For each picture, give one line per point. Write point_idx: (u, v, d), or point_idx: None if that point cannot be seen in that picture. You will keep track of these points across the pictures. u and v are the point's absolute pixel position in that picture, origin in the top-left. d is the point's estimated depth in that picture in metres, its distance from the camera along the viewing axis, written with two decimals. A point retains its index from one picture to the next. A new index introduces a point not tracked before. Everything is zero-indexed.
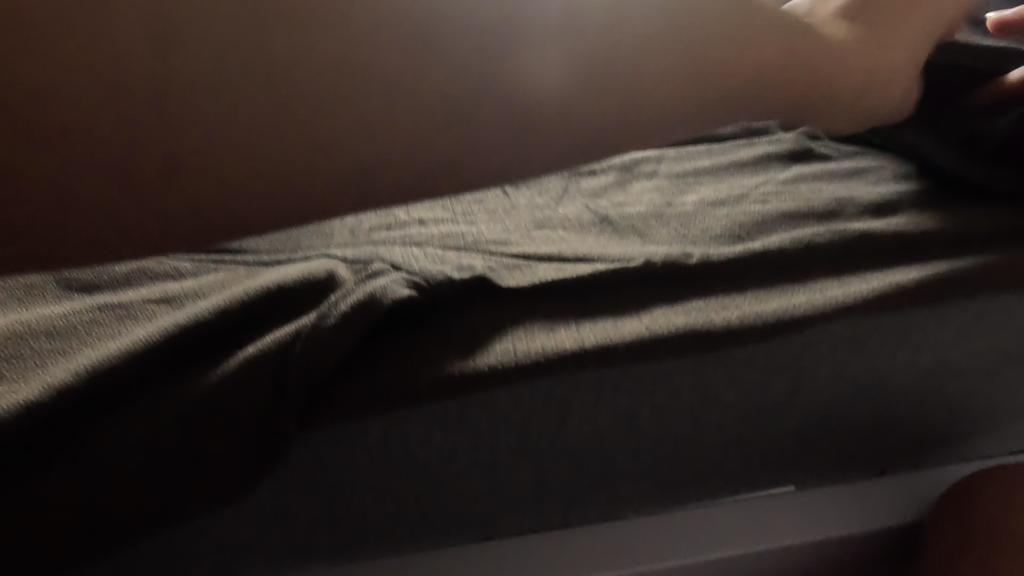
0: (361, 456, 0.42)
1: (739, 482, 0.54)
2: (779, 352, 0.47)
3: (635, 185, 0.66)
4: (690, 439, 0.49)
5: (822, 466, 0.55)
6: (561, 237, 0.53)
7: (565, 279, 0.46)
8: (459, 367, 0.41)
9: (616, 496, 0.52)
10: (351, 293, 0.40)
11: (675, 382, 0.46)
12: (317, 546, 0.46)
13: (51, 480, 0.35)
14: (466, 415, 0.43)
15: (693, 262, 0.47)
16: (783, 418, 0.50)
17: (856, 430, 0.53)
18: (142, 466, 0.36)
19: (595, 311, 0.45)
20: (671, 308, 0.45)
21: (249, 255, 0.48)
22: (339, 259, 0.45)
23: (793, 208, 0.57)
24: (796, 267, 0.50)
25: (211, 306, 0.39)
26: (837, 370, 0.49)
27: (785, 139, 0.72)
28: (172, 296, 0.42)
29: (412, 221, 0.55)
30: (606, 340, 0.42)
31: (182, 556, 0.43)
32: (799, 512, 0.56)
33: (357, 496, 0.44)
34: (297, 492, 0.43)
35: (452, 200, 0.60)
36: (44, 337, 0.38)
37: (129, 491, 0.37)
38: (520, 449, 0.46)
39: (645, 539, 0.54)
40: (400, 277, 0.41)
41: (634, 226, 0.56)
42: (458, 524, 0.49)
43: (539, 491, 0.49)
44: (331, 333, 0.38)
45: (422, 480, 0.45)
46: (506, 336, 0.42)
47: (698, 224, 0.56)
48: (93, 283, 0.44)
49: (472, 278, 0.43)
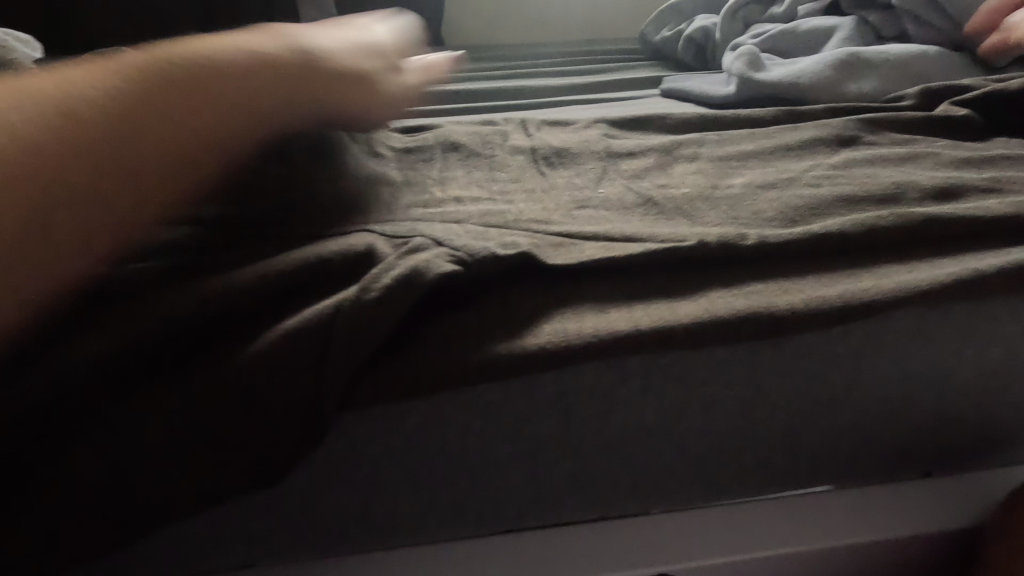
0: (401, 440, 0.40)
1: (789, 480, 0.51)
2: (843, 341, 0.44)
3: (677, 168, 0.63)
4: (742, 432, 0.46)
5: (878, 464, 0.52)
6: (605, 217, 0.51)
7: (615, 257, 0.43)
8: (506, 348, 0.38)
9: (660, 491, 0.49)
10: (393, 267, 0.38)
11: (730, 371, 0.43)
12: (343, 533, 0.44)
13: (85, 448, 0.34)
14: (510, 399, 0.41)
15: (750, 244, 0.45)
16: (840, 412, 0.47)
17: (917, 429, 0.50)
18: (180, 443, 0.35)
19: (647, 294, 0.42)
20: (729, 291, 0.43)
21: (284, 230, 0.46)
22: (378, 234, 0.43)
23: (847, 192, 0.54)
24: (857, 252, 0.47)
25: (248, 276, 0.38)
26: (902, 362, 0.46)
27: (831, 124, 0.69)
28: (206, 263, 0.41)
29: (449, 198, 0.52)
30: (661, 321, 0.40)
31: (211, 537, 0.41)
32: (849, 512, 0.53)
33: (393, 481, 0.42)
34: (330, 474, 0.41)
35: (487, 179, 0.58)
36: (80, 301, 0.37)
37: (165, 470, 0.35)
38: (562, 438, 0.43)
39: (685, 535, 0.51)
40: (443, 252, 0.39)
41: (680, 208, 0.53)
42: (491, 515, 0.47)
43: (577, 483, 0.46)
44: (373, 308, 0.36)
45: (459, 467, 0.43)
46: (554, 317, 0.40)
47: (747, 207, 0.53)
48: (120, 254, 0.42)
49: (518, 255, 0.41)
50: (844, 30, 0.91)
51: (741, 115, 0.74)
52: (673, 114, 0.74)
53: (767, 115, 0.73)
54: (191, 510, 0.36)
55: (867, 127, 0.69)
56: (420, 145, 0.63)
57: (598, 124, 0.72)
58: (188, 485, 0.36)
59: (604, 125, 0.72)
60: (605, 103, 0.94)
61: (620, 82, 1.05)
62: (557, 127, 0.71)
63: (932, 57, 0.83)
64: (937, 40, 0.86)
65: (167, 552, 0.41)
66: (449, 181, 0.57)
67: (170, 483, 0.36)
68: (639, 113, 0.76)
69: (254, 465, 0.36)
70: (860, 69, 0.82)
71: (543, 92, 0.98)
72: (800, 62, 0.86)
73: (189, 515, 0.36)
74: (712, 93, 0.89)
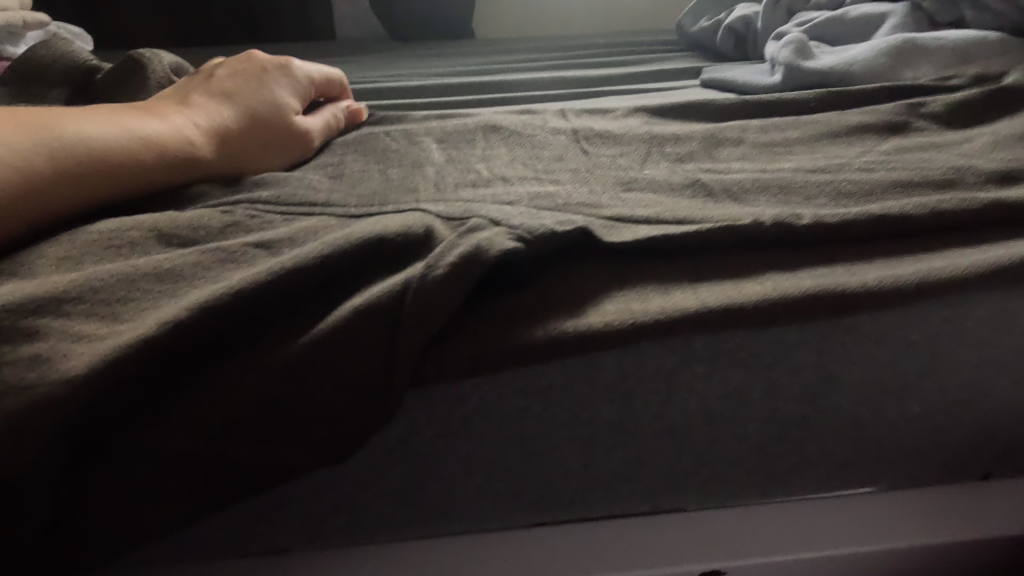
0: (461, 420, 0.40)
1: (851, 475, 0.48)
2: (915, 327, 0.42)
3: (723, 152, 0.61)
4: (806, 421, 0.44)
5: (943, 464, 0.49)
6: (654, 198, 0.49)
7: (672, 236, 0.42)
8: (571, 326, 0.38)
9: (716, 482, 0.47)
10: (456, 245, 0.38)
11: (793, 358, 0.42)
12: (400, 517, 0.44)
13: (159, 427, 0.33)
14: (571, 381, 0.40)
15: (807, 224, 0.43)
16: (908, 403, 0.45)
17: (989, 421, 0.47)
18: (251, 421, 0.34)
19: (707, 276, 0.41)
20: (792, 274, 0.41)
21: (337, 208, 0.45)
22: (434, 214, 0.42)
23: (906, 175, 0.52)
24: (922, 236, 0.45)
25: (314, 252, 0.37)
26: (977, 350, 0.44)
27: (881, 109, 0.66)
28: (269, 242, 0.39)
29: (496, 179, 0.52)
30: (728, 300, 0.39)
31: (270, 517, 0.41)
32: (911, 515, 0.50)
33: (451, 464, 0.42)
34: (390, 455, 0.40)
35: (530, 159, 0.57)
36: (151, 281, 0.36)
37: (238, 449, 0.35)
38: (621, 423, 0.42)
39: (736, 532, 0.49)
40: (503, 231, 0.39)
41: (731, 188, 0.51)
42: (544, 503, 0.45)
43: (633, 472, 0.45)
44: (440, 285, 0.36)
45: (516, 451, 0.42)
46: (616, 297, 0.39)
47: (802, 190, 0.51)
48: (188, 238, 0.41)
49: (576, 232, 0.40)
50: (895, 17, 0.86)
51: (786, 98, 0.71)
52: (715, 100, 0.72)
53: (812, 98, 0.71)
54: (259, 487, 0.36)
55: (922, 113, 0.65)
56: (461, 128, 0.62)
57: (637, 111, 0.71)
58: (259, 462, 0.35)
59: (645, 112, 0.71)
60: (643, 91, 0.93)
61: (658, 74, 1.03)
62: (596, 114, 0.70)
63: (992, 42, 0.78)
64: (996, 25, 0.81)
65: (229, 531, 0.41)
66: (493, 159, 0.56)
67: (241, 462, 0.35)
68: (681, 99, 0.74)
69: (323, 443, 0.35)
70: (911, 55, 0.79)
71: (579, 83, 0.97)
72: (849, 49, 0.83)
73: (257, 492, 0.36)
74: (756, 82, 0.86)
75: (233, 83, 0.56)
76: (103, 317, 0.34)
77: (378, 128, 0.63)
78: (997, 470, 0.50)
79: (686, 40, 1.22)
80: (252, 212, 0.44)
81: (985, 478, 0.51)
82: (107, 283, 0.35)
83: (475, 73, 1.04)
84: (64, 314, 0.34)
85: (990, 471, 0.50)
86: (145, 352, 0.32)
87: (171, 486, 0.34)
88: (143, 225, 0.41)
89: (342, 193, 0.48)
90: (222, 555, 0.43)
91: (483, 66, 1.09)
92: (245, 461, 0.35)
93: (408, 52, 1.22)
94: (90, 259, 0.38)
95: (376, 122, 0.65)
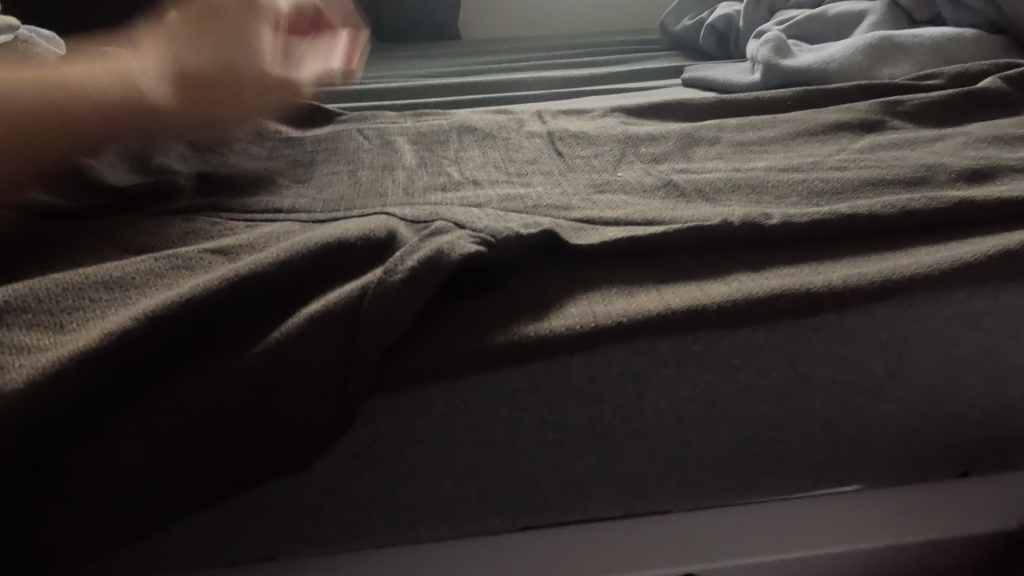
0: (426, 426, 0.39)
1: (826, 475, 0.48)
2: (884, 325, 0.42)
3: (698, 152, 0.60)
4: (778, 422, 0.44)
5: (918, 463, 0.48)
6: (624, 199, 0.48)
7: (638, 237, 0.42)
8: (534, 329, 0.37)
9: (690, 485, 0.46)
10: (417, 249, 0.37)
11: (763, 359, 0.41)
12: (367, 525, 0.43)
13: (109, 438, 0.33)
14: (537, 385, 0.39)
15: (774, 224, 0.43)
16: (880, 402, 0.44)
17: (962, 419, 0.47)
18: (204, 431, 0.33)
19: (674, 277, 0.41)
20: (760, 274, 0.41)
21: (302, 213, 0.45)
22: (398, 217, 0.41)
23: (878, 173, 0.52)
24: (891, 234, 0.45)
25: (271, 257, 0.36)
26: (947, 348, 0.43)
27: (855, 108, 0.66)
28: (228, 247, 0.39)
29: (466, 182, 0.51)
30: (693, 301, 0.38)
31: (234, 528, 0.40)
32: (892, 513, 0.49)
33: (418, 471, 0.41)
34: (355, 463, 0.40)
35: (502, 161, 0.56)
36: (103, 289, 0.35)
37: (192, 460, 0.34)
38: (590, 426, 0.41)
39: (715, 534, 0.48)
40: (466, 234, 0.38)
41: (702, 189, 0.51)
42: (516, 508, 0.45)
43: (606, 476, 0.44)
44: (398, 290, 0.35)
45: (484, 457, 0.41)
46: (582, 300, 0.39)
47: (773, 189, 0.50)
48: (146, 246, 0.40)
49: (541, 235, 0.40)
50: (873, 15, 0.86)
51: (763, 98, 0.71)
52: (692, 100, 0.72)
53: (789, 98, 0.70)
54: (216, 498, 0.35)
55: (896, 111, 0.65)
56: (435, 129, 0.62)
57: (614, 112, 0.70)
58: (214, 472, 0.34)
59: (622, 112, 0.70)
60: (623, 91, 0.92)
61: (639, 73, 1.03)
62: (573, 115, 0.70)
63: (967, 40, 0.78)
64: (972, 22, 0.81)
65: (191, 543, 0.40)
66: (465, 162, 0.56)
67: (196, 472, 0.34)
68: (658, 99, 0.74)
69: (281, 453, 0.35)
70: (888, 53, 0.79)
71: (560, 83, 0.97)
72: (827, 47, 0.83)
73: (214, 503, 0.35)
74: (735, 81, 0.86)
75: (198, 26, 0.55)
76: (50, 326, 0.33)
77: (350, 131, 0.62)
78: (974, 466, 0.50)
79: (669, 40, 1.22)
80: (215, 218, 0.44)
81: (962, 474, 0.50)
82: (57, 292, 0.34)
83: (455, 74, 1.04)
84: (8, 325, 0.33)
85: (967, 468, 0.50)
86: (93, 360, 0.31)
87: (123, 499, 0.34)
88: (100, 231, 0.40)
89: (309, 198, 0.47)
90: (185, 568, 0.42)
91: (465, 67, 1.09)
92: (200, 472, 0.34)
93: (390, 53, 1.21)
94: (42, 266, 0.37)
95: (349, 125, 0.65)
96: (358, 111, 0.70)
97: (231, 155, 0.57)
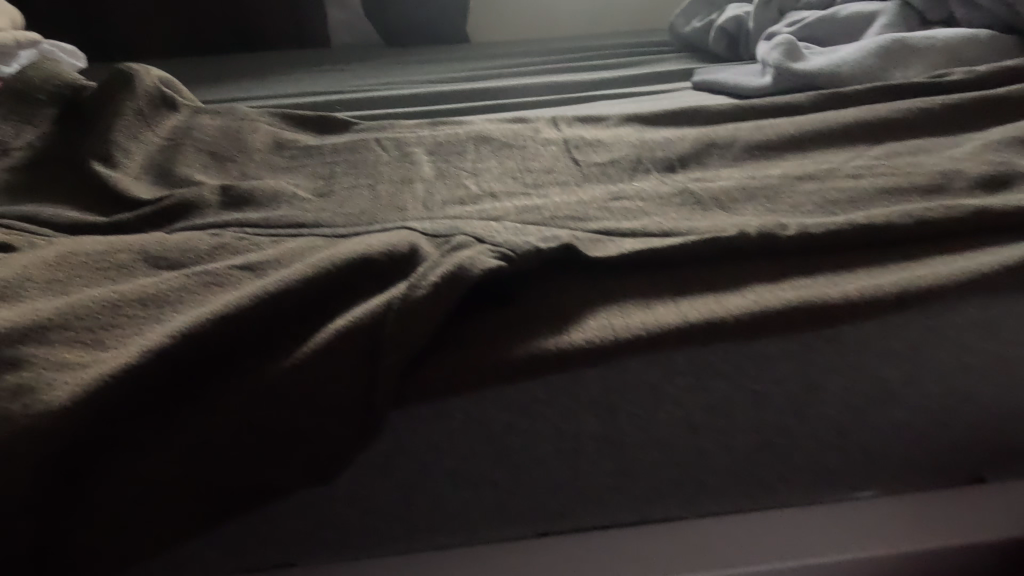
0: (449, 436, 0.40)
1: (843, 481, 0.48)
2: (899, 334, 0.43)
3: (714, 158, 0.60)
4: (794, 430, 0.44)
5: (933, 469, 0.49)
6: (641, 209, 0.49)
7: (655, 249, 0.42)
8: (554, 342, 0.38)
9: (705, 491, 0.47)
10: (439, 264, 0.38)
11: (778, 368, 0.42)
12: (389, 532, 0.44)
13: (147, 452, 0.34)
14: (556, 396, 0.40)
15: (790, 235, 0.43)
16: (896, 409, 0.45)
17: (978, 427, 0.47)
18: (237, 443, 0.35)
19: (690, 289, 0.42)
20: (776, 285, 0.42)
21: (325, 228, 0.46)
22: (419, 232, 0.42)
23: (894, 181, 0.52)
24: (906, 244, 0.45)
25: (299, 273, 0.37)
26: (962, 356, 0.44)
27: (872, 111, 0.65)
28: (256, 263, 0.40)
29: (484, 195, 0.52)
30: (710, 313, 0.39)
31: (261, 535, 0.42)
32: (908, 520, 0.49)
33: (439, 479, 0.42)
34: (378, 472, 0.41)
35: (519, 171, 0.57)
36: (139, 306, 0.36)
37: (225, 471, 0.35)
38: (607, 436, 0.42)
39: (733, 539, 0.48)
40: (486, 248, 0.39)
41: (718, 198, 0.51)
42: (535, 514, 0.45)
43: (623, 484, 0.45)
44: (422, 305, 0.36)
45: (504, 465, 0.42)
46: (600, 313, 0.40)
47: (788, 198, 0.51)
48: (176, 260, 0.41)
49: (560, 248, 0.41)
50: (886, 16, 0.86)
51: (777, 103, 0.71)
52: (706, 105, 0.72)
53: (803, 103, 0.71)
54: (248, 507, 0.36)
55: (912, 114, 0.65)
56: (452, 139, 0.63)
57: (630, 118, 0.70)
58: (246, 483, 0.35)
59: (638, 119, 0.70)
60: (634, 96, 0.93)
61: (650, 77, 1.03)
62: (588, 122, 0.70)
63: (982, 40, 0.78)
64: (987, 24, 0.81)
65: (220, 550, 0.41)
66: (483, 173, 0.56)
67: (228, 482, 0.35)
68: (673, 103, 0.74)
69: (309, 464, 0.36)
70: (901, 55, 0.78)
71: (571, 88, 0.97)
72: (839, 50, 0.83)
73: (246, 513, 0.36)
74: (746, 85, 0.86)
75: None
76: (89, 343, 0.34)
77: (368, 141, 0.63)
78: (990, 473, 0.50)
79: (679, 42, 1.22)
80: (241, 233, 0.45)
81: (978, 481, 0.51)
82: (94, 310, 0.36)
83: (468, 79, 1.04)
84: (47, 341, 0.34)
85: (983, 474, 0.50)
86: (132, 376, 0.32)
87: (160, 509, 0.35)
88: (132, 248, 0.42)
89: (331, 212, 0.48)
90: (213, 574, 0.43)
91: (476, 71, 1.09)
92: (232, 483, 0.35)
93: (402, 58, 1.22)
94: (77, 283, 0.39)
95: (367, 134, 0.66)
96: (375, 120, 0.71)
97: (251, 165, 0.60)
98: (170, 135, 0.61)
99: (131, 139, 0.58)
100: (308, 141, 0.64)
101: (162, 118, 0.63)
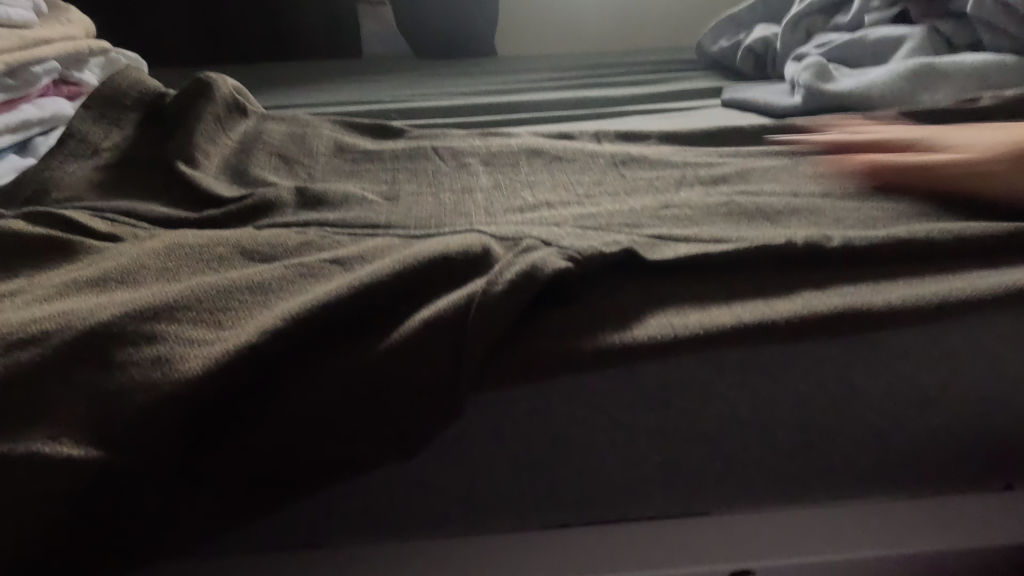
0: (512, 422, 0.44)
1: (875, 482, 0.50)
2: (933, 341, 0.46)
3: (755, 174, 0.63)
4: (831, 427, 0.47)
5: (964, 472, 0.51)
6: (690, 219, 0.52)
7: (710, 254, 0.46)
8: (618, 338, 0.41)
9: (745, 487, 0.49)
10: (513, 263, 0.42)
11: (817, 371, 0.45)
12: (448, 511, 0.46)
13: (255, 423, 0.38)
14: (612, 388, 0.44)
15: (834, 245, 0.47)
16: (930, 414, 0.47)
17: (1008, 434, 0.49)
18: (334, 418, 0.38)
19: (741, 293, 0.45)
20: (822, 292, 0.45)
21: (398, 229, 0.50)
22: (489, 234, 0.46)
23: (930, 203, 0.55)
24: (943, 259, 0.48)
25: (388, 268, 0.41)
26: (994, 362, 0.47)
27: None
28: (343, 258, 0.44)
29: (541, 203, 0.55)
30: (763, 314, 0.42)
31: (333, 508, 0.45)
32: (939, 520, 0.51)
33: (498, 463, 0.45)
34: (445, 452, 0.44)
35: (570, 183, 0.61)
36: (245, 293, 0.40)
37: (323, 442, 0.38)
38: (657, 427, 0.45)
39: (771, 532, 0.50)
40: (556, 251, 0.43)
41: (763, 212, 0.54)
42: (584, 502, 0.48)
43: (667, 475, 0.48)
44: (501, 298, 0.39)
45: (560, 451, 0.45)
46: (661, 313, 0.43)
47: (829, 213, 0.54)
48: (268, 254, 0.45)
49: (621, 253, 0.44)
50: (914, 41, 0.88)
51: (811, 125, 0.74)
52: (742, 125, 0.75)
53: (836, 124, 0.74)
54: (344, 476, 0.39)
55: None
56: (504, 150, 0.67)
57: (670, 135, 0.74)
58: (340, 454, 0.38)
59: (678, 136, 0.74)
60: (667, 114, 0.96)
61: (682, 93, 1.07)
62: (631, 138, 0.74)
63: None
64: None
65: (295, 520, 0.45)
66: (536, 184, 0.60)
67: (325, 453, 0.38)
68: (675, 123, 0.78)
69: (397, 437, 0.39)
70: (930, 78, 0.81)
71: (606, 102, 1.01)
72: (869, 72, 0.86)
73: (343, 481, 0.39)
74: (778, 102, 0.90)
75: None
76: (207, 323, 0.38)
77: (426, 149, 0.67)
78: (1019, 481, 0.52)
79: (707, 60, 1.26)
80: (324, 232, 0.49)
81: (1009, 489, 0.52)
82: (208, 295, 0.40)
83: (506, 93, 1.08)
84: (171, 320, 0.38)
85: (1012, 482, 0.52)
86: (248, 353, 0.36)
87: (264, 475, 0.38)
88: (228, 241, 0.46)
89: (401, 215, 0.52)
90: (281, 548, 0.45)
91: (512, 84, 1.14)
92: (329, 454, 0.38)
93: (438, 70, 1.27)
94: (187, 271, 0.43)
95: (423, 143, 0.69)
96: (428, 130, 0.75)
97: (318, 168, 0.64)
98: (243, 138, 0.65)
99: (210, 141, 0.63)
100: (368, 147, 0.68)
101: (236, 124, 0.68)
